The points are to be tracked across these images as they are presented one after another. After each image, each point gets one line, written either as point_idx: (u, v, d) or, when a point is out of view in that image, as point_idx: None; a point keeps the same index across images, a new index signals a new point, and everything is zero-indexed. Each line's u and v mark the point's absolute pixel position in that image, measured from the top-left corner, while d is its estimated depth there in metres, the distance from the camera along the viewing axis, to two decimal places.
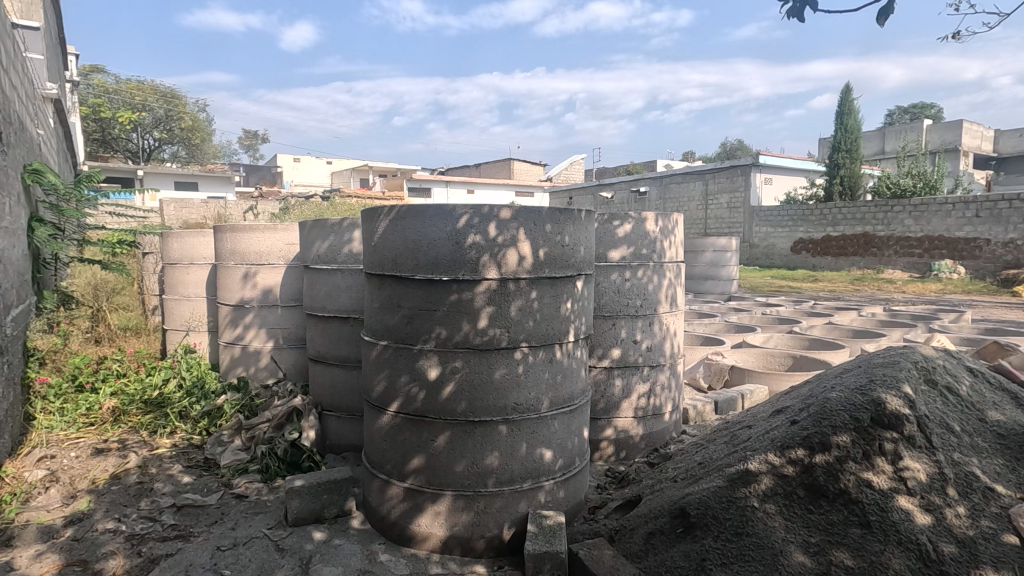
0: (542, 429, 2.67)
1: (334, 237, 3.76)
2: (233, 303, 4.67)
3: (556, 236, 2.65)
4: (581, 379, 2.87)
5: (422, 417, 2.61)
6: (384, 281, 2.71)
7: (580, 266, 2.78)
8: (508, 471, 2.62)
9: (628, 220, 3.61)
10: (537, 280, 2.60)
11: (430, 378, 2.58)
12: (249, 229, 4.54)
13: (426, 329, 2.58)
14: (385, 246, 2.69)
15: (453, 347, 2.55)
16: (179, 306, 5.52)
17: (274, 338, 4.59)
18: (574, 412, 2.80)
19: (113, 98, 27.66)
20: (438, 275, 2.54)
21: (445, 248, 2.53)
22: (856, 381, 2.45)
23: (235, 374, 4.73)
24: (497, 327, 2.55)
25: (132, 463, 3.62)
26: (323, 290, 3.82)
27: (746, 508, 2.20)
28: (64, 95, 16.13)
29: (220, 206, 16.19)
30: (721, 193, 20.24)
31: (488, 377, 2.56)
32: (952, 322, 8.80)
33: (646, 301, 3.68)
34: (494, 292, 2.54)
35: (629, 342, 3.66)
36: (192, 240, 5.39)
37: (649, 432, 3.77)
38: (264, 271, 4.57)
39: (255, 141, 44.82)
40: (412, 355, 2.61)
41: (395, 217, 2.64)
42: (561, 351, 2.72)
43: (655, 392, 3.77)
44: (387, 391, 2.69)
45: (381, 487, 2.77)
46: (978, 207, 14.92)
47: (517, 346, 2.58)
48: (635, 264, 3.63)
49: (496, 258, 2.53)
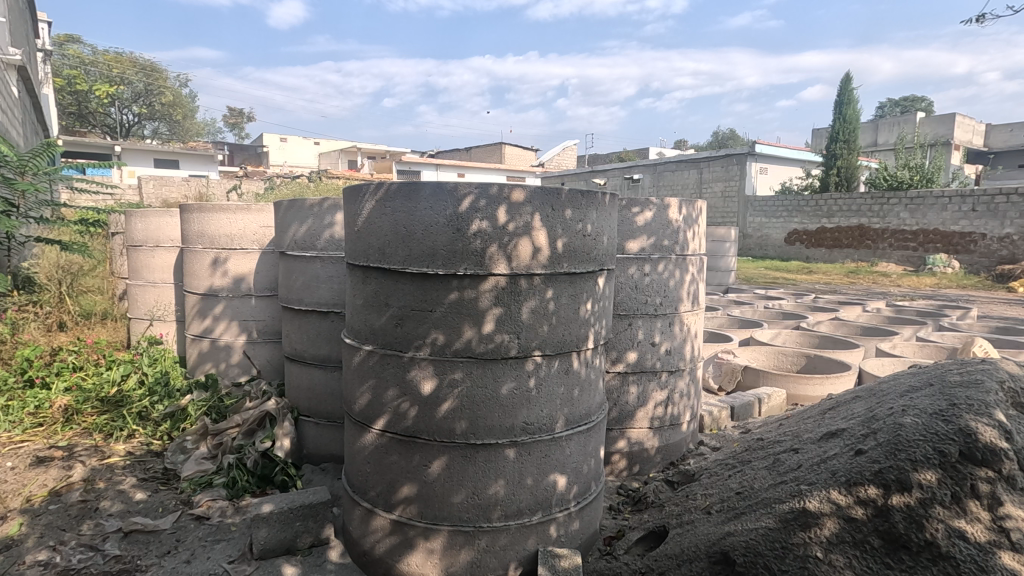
0: (555, 452, 2.26)
1: (313, 221, 3.29)
2: (201, 292, 4.19)
3: (577, 224, 2.21)
4: (599, 393, 2.46)
5: (413, 439, 2.18)
6: (369, 275, 2.26)
7: (602, 260, 2.34)
8: (515, 502, 2.20)
9: (649, 206, 3.18)
10: (552, 277, 2.17)
11: (423, 392, 2.15)
12: (220, 209, 4.05)
13: (419, 333, 2.14)
14: (371, 233, 2.23)
15: (452, 355, 2.12)
16: (144, 293, 5.03)
17: (247, 332, 4.12)
18: (591, 431, 2.39)
19: (90, 70, 26.53)
20: (435, 268, 2.09)
21: (444, 236, 2.08)
22: (933, 403, 2.05)
23: (203, 371, 4.26)
24: (505, 332, 2.12)
25: (77, 476, 3.16)
26: (300, 281, 3.35)
27: (807, 559, 1.82)
28: (33, 64, 15.27)
29: (201, 185, 15.57)
30: (716, 182, 19.91)
31: (493, 392, 2.14)
32: (959, 320, 8.48)
33: (667, 298, 3.27)
34: (503, 290, 2.10)
35: (647, 344, 3.25)
36: (156, 220, 4.85)
37: (665, 444, 3.39)
38: (235, 258, 4.08)
39: (242, 119, 43.72)
40: (402, 363, 2.17)
41: (384, 197, 2.18)
42: (579, 360, 2.30)
43: (673, 400, 3.38)
44: (372, 406, 2.26)
45: (363, 517, 2.35)
46: (974, 201, 14.69)
47: (529, 355, 2.16)
48: (655, 256, 3.22)
49: (506, 249, 2.09)
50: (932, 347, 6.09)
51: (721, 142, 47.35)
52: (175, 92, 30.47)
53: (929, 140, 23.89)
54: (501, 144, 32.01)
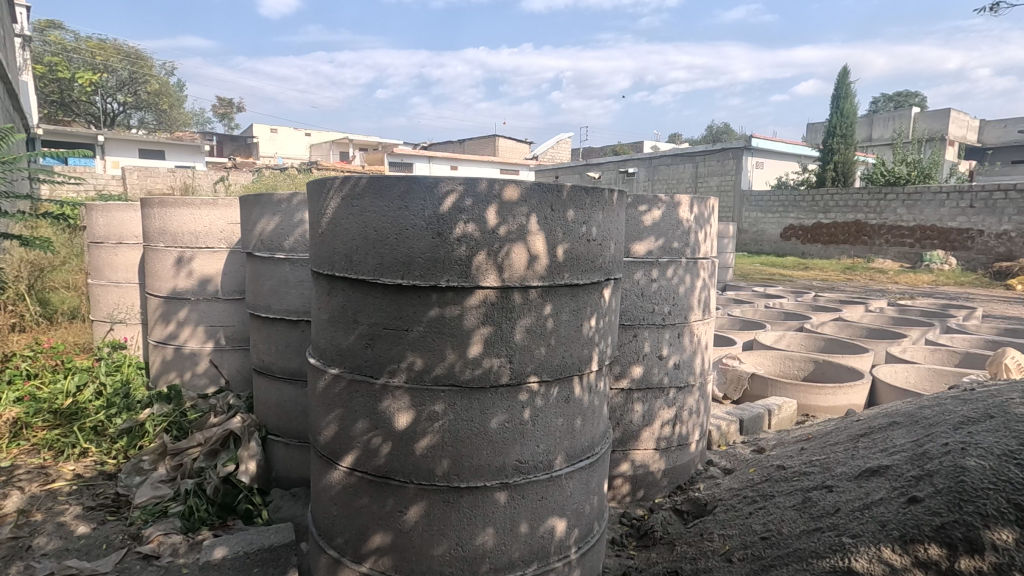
0: (553, 493, 1.93)
1: (281, 218, 2.93)
2: (164, 295, 3.82)
3: (580, 227, 1.87)
4: (604, 421, 2.13)
5: (386, 480, 1.85)
6: (335, 285, 1.92)
7: (608, 268, 2.01)
8: (506, 553, 1.88)
9: (657, 204, 2.86)
10: (551, 290, 1.83)
11: (397, 426, 1.82)
12: (183, 204, 3.69)
13: (393, 356, 1.80)
14: (337, 236, 1.88)
15: (432, 383, 1.78)
16: (106, 294, 4.65)
17: (214, 338, 3.76)
18: (594, 465, 2.06)
19: (72, 58, 25.74)
20: (412, 279, 1.75)
21: (422, 241, 1.73)
22: (1001, 446, 1.75)
23: (166, 381, 3.89)
24: (495, 356, 1.78)
25: (12, 505, 2.80)
26: (267, 286, 3.01)
27: None
28: (8, 49, 14.65)
29: (187, 175, 15.07)
30: (711, 176, 19.60)
31: (481, 426, 1.81)
32: (965, 321, 8.21)
33: (676, 306, 2.95)
34: (493, 306, 1.77)
35: (654, 358, 2.93)
36: (118, 215, 4.47)
37: (672, 466, 3.08)
38: (200, 257, 3.72)
39: (231, 109, 42.91)
40: (374, 392, 1.84)
41: (351, 194, 1.84)
42: (582, 385, 1.98)
43: (681, 418, 3.06)
44: (339, 439, 1.93)
45: (330, 566, 2.02)
46: (972, 197, 14.49)
47: (523, 382, 1.83)
48: (664, 260, 2.90)
49: (496, 258, 1.75)
50: (942, 351, 5.83)
51: (715, 135, 47.35)
52: (161, 81, 29.77)
53: (925, 135, 23.70)
54: (495, 136, 31.54)
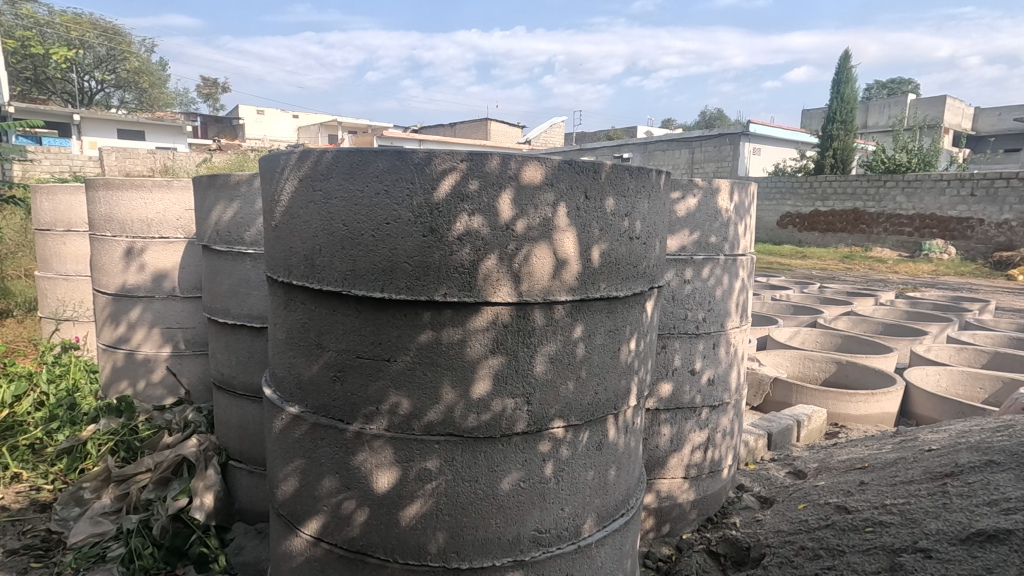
0: (580, 568, 1.48)
1: (241, 206, 2.43)
2: (112, 292, 3.32)
3: (621, 220, 1.40)
4: (639, 465, 1.68)
5: (362, 558, 1.39)
6: (293, 296, 1.44)
7: (653, 275, 1.54)
8: None
9: (692, 190, 2.39)
10: (583, 305, 1.36)
11: (377, 488, 1.35)
12: (134, 187, 3.18)
13: (370, 396, 1.34)
14: (294, 230, 1.40)
15: (423, 433, 1.32)
16: (55, 289, 4.15)
17: (171, 343, 3.27)
18: (628, 525, 1.61)
19: (47, 33, 24.51)
20: (396, 291, 1.28)
21: (409, 241, 1.26)
22: None
23: (117, 390, 3.40)
24: (509, 396, 1.32)
25: None
26: (225, 285, 2.52)
27: None
28: None
29: (167, 157, 14.32)
30: (708, 162, 19.10)
31: (488, 489, 1.35)
32: (980, 315, 7.85)
33: (712, 312, 2.50)
34: (506, 329, 1.30)
35: (684, 373, 2.48)
36: (66, 199, 3.94)
37: (702, 496, 2.65)
38: (154, 248, 3.22)
39: (216, 90, 41.49)
40: (345, 442, 1.37)
41: (313, 174, 1.35)
42: (616, 427, 1.52)
43: (714, 441, 2.63)
44: (301, 499, 1.46)
45: None
46: (973, 185, 14.20)
47: (545, 429, 1.37)
48: (698, 257, 2.44)
49: (512, 263, 1.28)
50: (970, 350, 5.45)
51: (709, 121, 46.70)
52: (139, 59, 28.56)
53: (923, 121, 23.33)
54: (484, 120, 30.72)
